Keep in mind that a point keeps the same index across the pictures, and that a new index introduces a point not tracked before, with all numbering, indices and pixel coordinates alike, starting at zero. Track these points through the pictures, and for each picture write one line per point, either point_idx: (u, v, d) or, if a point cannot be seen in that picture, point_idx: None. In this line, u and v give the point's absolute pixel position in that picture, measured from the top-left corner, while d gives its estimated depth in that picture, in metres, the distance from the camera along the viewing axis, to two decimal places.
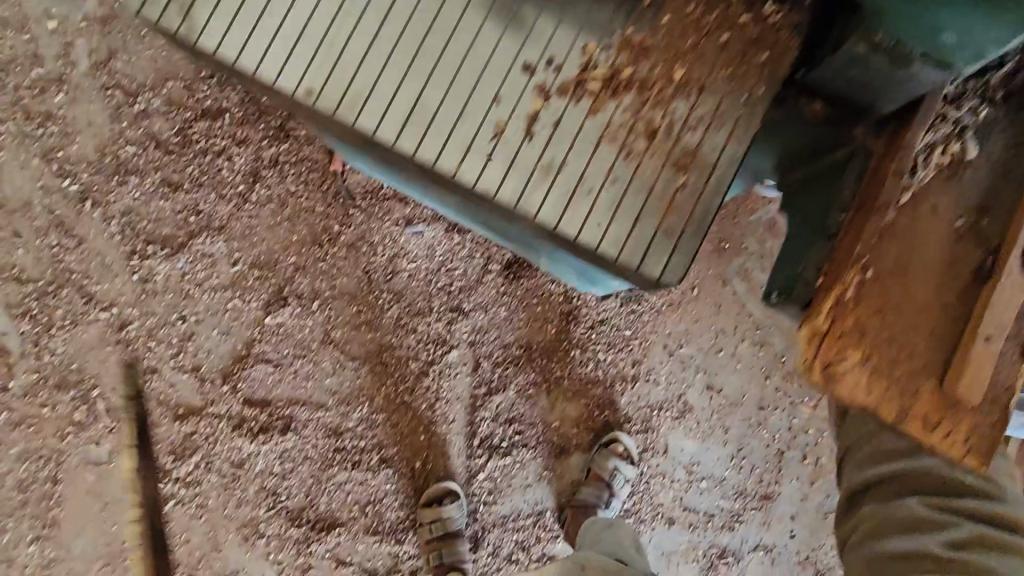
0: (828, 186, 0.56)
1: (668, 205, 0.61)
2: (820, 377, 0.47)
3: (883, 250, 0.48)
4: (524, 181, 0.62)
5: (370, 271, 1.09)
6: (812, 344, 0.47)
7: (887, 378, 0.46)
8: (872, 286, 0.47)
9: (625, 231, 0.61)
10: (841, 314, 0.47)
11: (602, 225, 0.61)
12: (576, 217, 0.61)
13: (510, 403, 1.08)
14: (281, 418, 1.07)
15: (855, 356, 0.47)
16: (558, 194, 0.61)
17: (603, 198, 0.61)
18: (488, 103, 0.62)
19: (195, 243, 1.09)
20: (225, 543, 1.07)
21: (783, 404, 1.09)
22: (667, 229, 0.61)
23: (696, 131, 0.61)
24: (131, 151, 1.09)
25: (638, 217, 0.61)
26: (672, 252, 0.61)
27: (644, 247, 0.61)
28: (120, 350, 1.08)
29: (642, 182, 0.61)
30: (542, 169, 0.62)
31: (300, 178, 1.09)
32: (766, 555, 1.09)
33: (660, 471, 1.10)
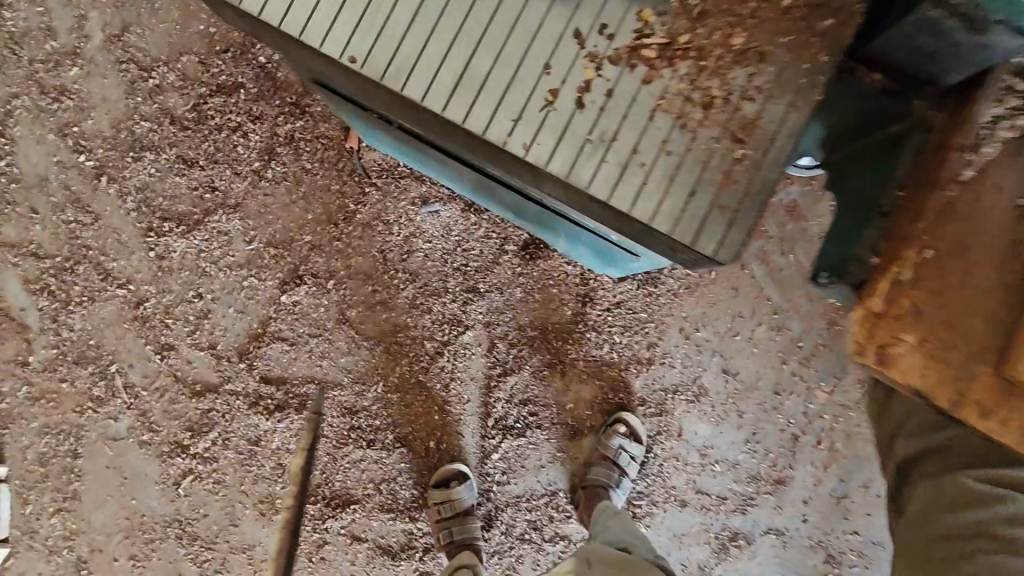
0: (881, 164, 0.52)
1: (730, 177, 0.46)
2: (876, 359, 0.49)
3: (937, 235, 0.50)
4: (561, 151, 0.48)
5: (385, 251, 1.08)
6: (865, 327, 0.50)
7: (945, 360, 0.46)
8: (929, 268, 0.49)
9: (687, 208, 0.46)
10: (899, 295, 0.49)
11: (656, 204, 0.47)
12: (624, 194, 0.47)
13: (524, 384, 1.08)
14: (297, 396, 1.08)
15: (910, 337, 0.48)
16: (608, 168, 0.47)
17: (659, 172, 0.47)
18: (522, 60, 0.48)
19: (211, 220, 1.08)
20: (242, 518, 1.08)
21: (800, 388, 1.08)
22: (729, 207, 0.46)
23: (757, 99, 0.47)
24: (146, 127, 1.09)
25: (695, 194, 0.46)
26: (742, 233, 0.46)
27: (704, 228, 0.46)
28: (137, 327, 1.09)
29: (702, 154, 0.47)
30: (585, 141, 0.48)
31: (315, 155, 1.08)
32: (777, 538, 1.09)
33: (672, 454, 1.10)
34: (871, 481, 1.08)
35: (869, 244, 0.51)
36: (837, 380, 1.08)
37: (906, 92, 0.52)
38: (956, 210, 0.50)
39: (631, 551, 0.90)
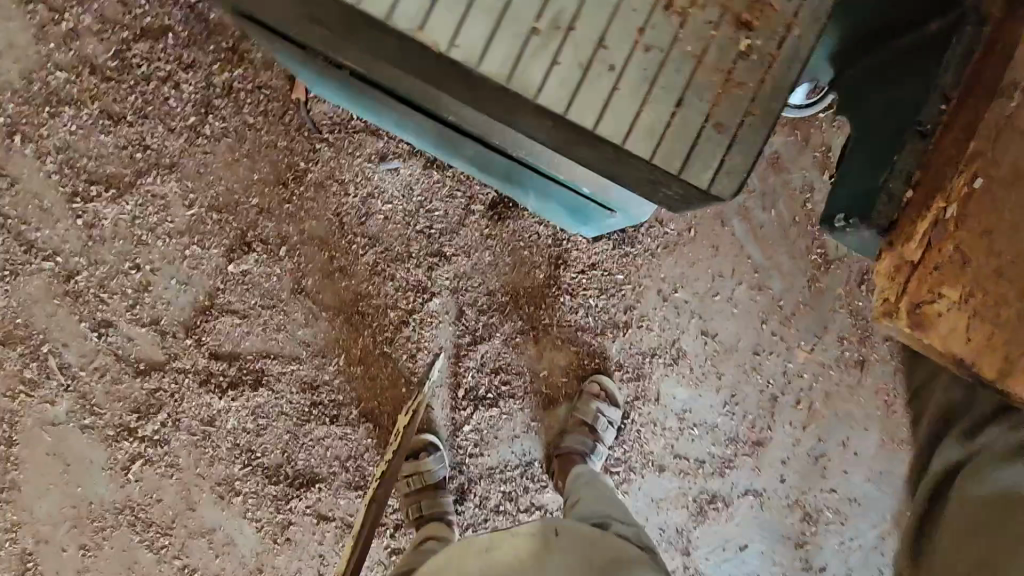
0: (921, 66, 0.44)
1: (725, 79, 0.41)
2: (908, 324, 0.40)
3: (999, 156, 0.39)
4: (505, 40, 0.40)
5: (341, 213, 1.00)
6: (893, 281, 0.41)
7: (992, 318, 0.38)
8: (982, 197, 0.39)
9: (663, 120, 0.41)
10: (938, 243, 0.40)
11: (628, 111, 0.41)
12: (586, 101, 0.41)
13: (496, 352, 1.03)
14: (252, 372, 1.00)
15: (952, 294, 0.39)
16: (561, 63, 0.40)
17: (632, 75, 0.41)
18: None
19: (144, 182, 0.98)
20: (200, 502, 1.02)
21: (779, 348, 1.05)
22: (718, 120, 0.41)
23: None
24: (62, 78, 0.96)
25: (680, 99, 0.41)
26: (729, 148, 0.41)
27: (688, 144, 0.41)
28: (69, 303, 0.99)
29: (686, 47, 0.41)
30: (534, 24, 0.40)
31: (258, 108, 0.98)
32: (755, 499, 1.07)
33: (649, 419, 1.06)
34: (849, 439, 1.06)
35: (902, 174, 0.42)
36: (818, 339, 1.04)
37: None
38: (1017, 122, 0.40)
39: (608, 522, 0.85)
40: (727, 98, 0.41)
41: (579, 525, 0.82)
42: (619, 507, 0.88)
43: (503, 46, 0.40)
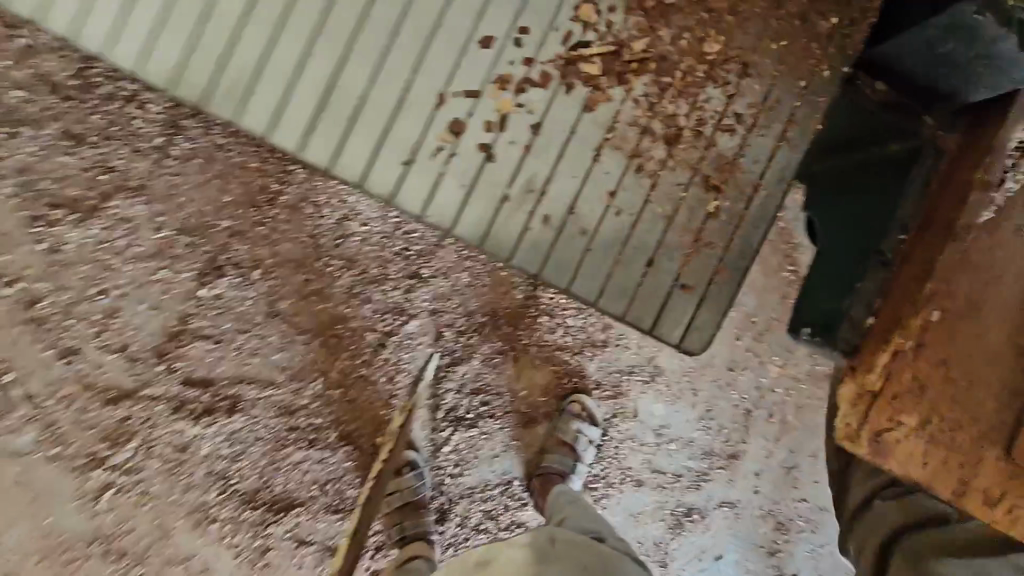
0: (888, 187, 0.56)
1: (697, 239, 0.65)
2: (871, 450, 0.42)
3: (954, 287, 0.44)
4: (493, 213, 0.64)
5: (316, 235, 0.98)
6: (858, 411, 0.43)
7: (947, 443, 0.42)
8: (937, 331, 0.44)
9: (637, 280, 0.65)
10: (897, 368, 0.43)
11: (602, 274, 0.64)
12: (568, 266, 0.64)
13: (475, 372, 1.03)
14: (227, 398, 0.99)
15: (911, 421, 0.42)
16: (539, 235, 0.64)
17: (607, 237, 0.65)
18: (440, 115, 0.65)
19: (109, 205, 0.95)
20: (174, 529, 1.00)
21: (753, 364, 1.07)
22: (686, 284, 0.64)
23: (734, 129, 0.66)
24: (19, 96, 0.92)
25: (649, 261, 0.65)
26: (697, 304, 0.64)
27: (657, 305, 0.64)
28: (31, 330, 0.96)
29: (658, 207, 0.66)
30: (517, 200, 0.65)
31: (228, 129, 0.96)
32: (730, 510, 1.10)
33: (628, 435, 1.08)
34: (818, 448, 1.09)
35: (863, 301, 0.53)
36: (790, 353, 1.07)
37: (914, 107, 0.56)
38: (971, 259, 0.44)
39: (598, 535, 0.86)
40: (693, 259, 0.65)
41: (571, 534, 0.83)
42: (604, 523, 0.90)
43: (481, 216, 0.64)
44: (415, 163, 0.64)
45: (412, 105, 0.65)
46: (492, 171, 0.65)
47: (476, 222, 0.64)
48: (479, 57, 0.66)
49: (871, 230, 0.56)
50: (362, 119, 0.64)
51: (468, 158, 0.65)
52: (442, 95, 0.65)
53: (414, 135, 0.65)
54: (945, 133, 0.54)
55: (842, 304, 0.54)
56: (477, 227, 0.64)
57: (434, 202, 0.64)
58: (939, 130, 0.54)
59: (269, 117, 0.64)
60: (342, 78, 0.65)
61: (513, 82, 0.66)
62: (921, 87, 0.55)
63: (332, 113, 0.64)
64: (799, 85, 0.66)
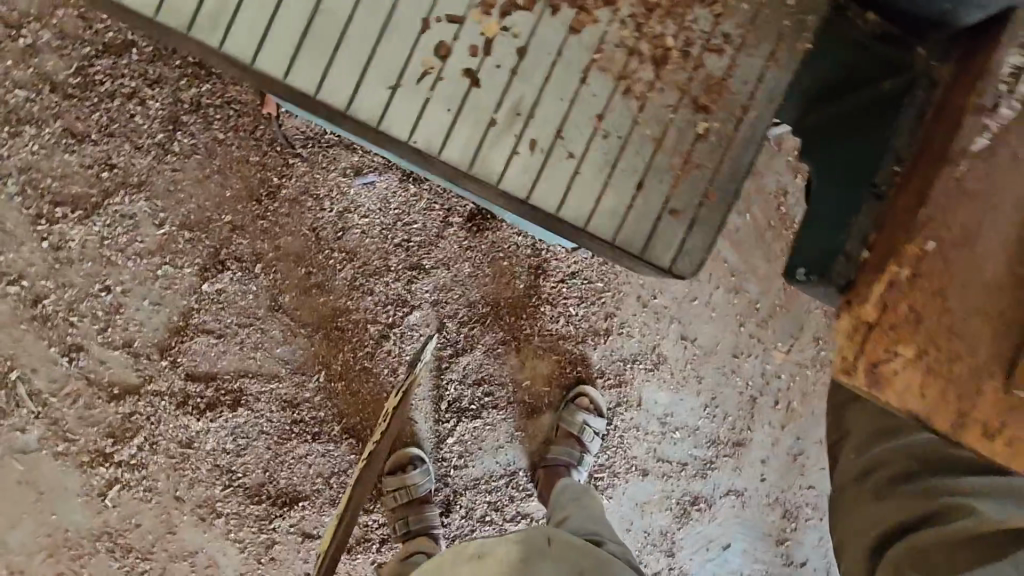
0: (876, 125, 0.51)
1: (687, 162, 0.53)
2: (867, 382, 0.39)
3: (946, 217, 0.40)
4: (479, 135, 0.53)
5: (317, 229, 0.98)
6: (853, 341, 0.39)
7: (945, 375, 0.38)
8: (935, 262, 0.39)
9: (624, 204, 0.53)
10: (894, 301, 0.39)
11: (590, 199, 0.53)
12: (553, 188, 0.53)
13: (478, 362, 1.03)
14: (230, 392, 0.99)
15: (907, 351, 0.39)
16: (527, 157, 0.53)
17: (593, 157, 0.53)
18: (414, 27, 0.52)
19: (111, 202, 0.95)
20: (179, 524, 1.00)
21: (757, 350, 1.06)
22: (676, 208, 0.53)
23: (724, 51, 0.53)
24: (21, 95, 0.93)
25: (642, 183, 0.53)
26: (689, 231, 0.53)
27: (649, 234, 0.53)
28: (36, 327, 0.96)
29: (649, 130, 0.53)
30: (505, 120, 0.53)
31: (228, 124, 0.96)
32: (736, 499, 1.09)
33: (632, 425, 1.07)
34: (825, 435, 1.08)
35: (859, 233, 0.48)
36: (794, 339, 1.06)
37: (908, 40, 0.52)
38: (968, 185, 0.40)
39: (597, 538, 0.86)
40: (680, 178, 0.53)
41: (569, 535, 0.82)
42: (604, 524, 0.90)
43: (464, 138, 0.52)
44: (394, 84, 0.52)
45: (390, 20, 0.52)
46: (479, 96, 0.53)
47: (458, 150, 0.52)
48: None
49: (869, 163, 0.50)
50: (321, 25, 0.52)
51: (452, 81, 0.52)
52: (426, 17, 0.52)
53: (391, 54, 0.52)
54: (939, 64, 0.50)
55: (836, 240, 0.48)
56: (460, 155, 0.52)
57: (417, 127, 0.52)
58: (931, 60, 0.51)
59: (217, 26, 0.52)
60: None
61: (500, 2, 0.52)
62: (912, 17, 0.50)
63: (292, 27, 0.52)
64: (789, 4, 0.53)
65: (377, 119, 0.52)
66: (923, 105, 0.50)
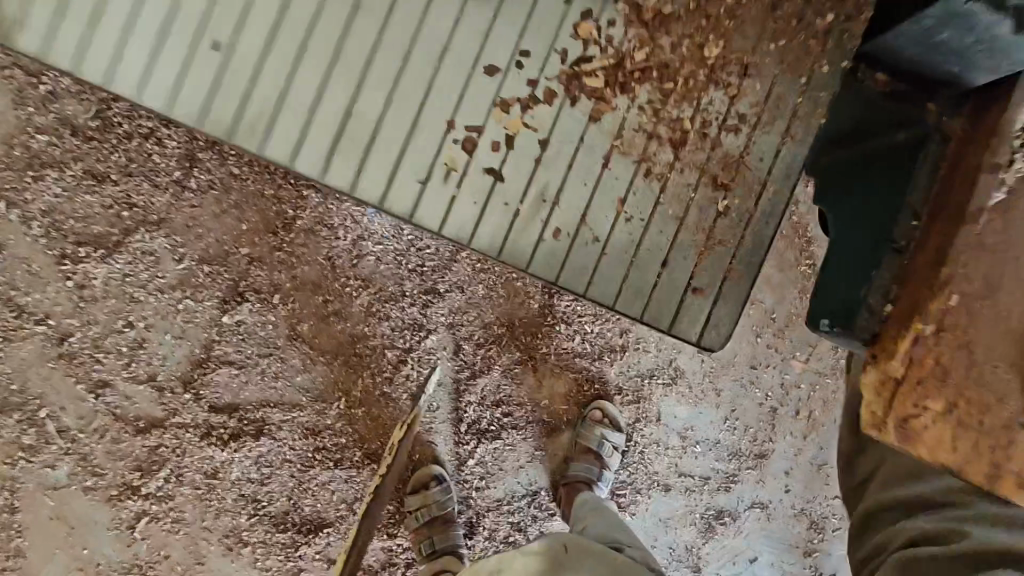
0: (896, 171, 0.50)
1: (706, 239, 0.59)
2: (896, 438, 0.40)
3: (968, 269, 0.40)
4: (508, 224, 0.58)
5: (333, 258, 1.00)
6: (880, 395, 0.41)
7: (979, 430, 0.37)
8: (959, 313, 0.39)
9: (651, 282, 0.59)
10: (920, 350, 0.40)
11: (618, 279, 0.58)
12: (581, 273, 0.58)
13: (496, 384, 1.03)
14: (253, 422, 1.00)
15: (937, 405, 0.38)
16: (554, 245, 0.58)
17: (618, 242, 0.58)
18: (443, 129, 0.57)
19: (133, 240, 0.98)
20: (208, 555, 1.02)
21: (775, 361, 1.06)
22: (699, 285, 0.59)
23: (739, 131, 0.59)
24: (44, 140, 0.96)
25: (665, 262, 0.59)
26: (713, 306, 0.59)
27: (674, 310, 0.59)
28: (63, 365, 0.98)
29: (669, 211, 0.59)
30: (531, 208, 0.58)
31: (243, 158, 0.98)
32: (762, 512, 1.08)
33: (653, 440, 1.07)
34: None
35: (879, 289, 0.47)
36: (812, 349, 1.06)
37: (917, 97, 0.50)
38: (991, 240, 0.39)
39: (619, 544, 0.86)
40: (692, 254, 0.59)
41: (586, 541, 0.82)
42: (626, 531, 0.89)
43: (496, 228, 0.58)
44: (424, 179, 0.57)
45: (418, 124, 0.57)
46: (504, 190, 0.58)
47: (489, 237, 0.57)
48: (487, 78, 0.57)
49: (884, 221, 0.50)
50: (360, 132, 0.57)
51: (479, 174, 0.58)
52: (452, 119, 0.57)
53: (420, 152, 0.57)
54: (950, 118, 0.48)
55: (858, 293, 0.49)
56: (489, 242, 0.57)
57: (451, 218, 0.57)
58: (943, 114, 0.49)
59: (261, 132, 0.56)
60: (341, 93, 0.56)
61: (520, 101, 0.58)
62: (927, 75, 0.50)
63: (329, 131, 0.56)
64: (800, 83, 0.59)
65: (413, 212, 0.57)
66: (936, 162, 0.48)
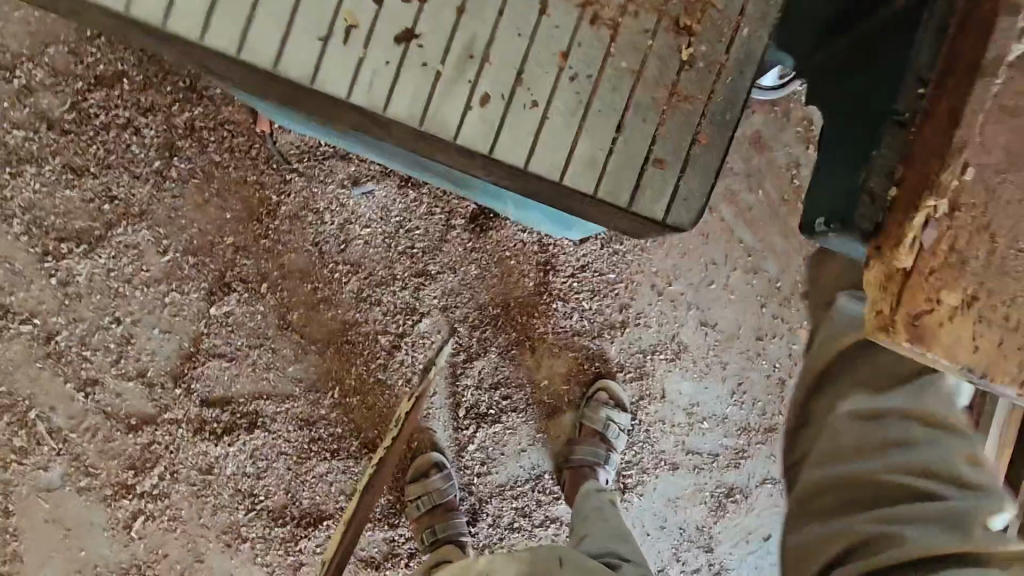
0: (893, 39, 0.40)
1: (671, 94, 0.45)
2: (909, 338, 0.33)
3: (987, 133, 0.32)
4: (425, 90, 0.45)
5: (320, 243, 0.97)
6: (887, 291, 0.34)
7: (999, 323, 0.32)
8: (974, 189, 0.32)
9: (606, 145, 0.45)
10: (932, 236, 0.33)
11: (564, 148, 0.45)
12: (518, 145, 0.45)
13: (493, 366, 1.00)
14: (246, 415, 0.98)
15: (953, 298, 0.32)
16: (487, 111, 0.44)
17: (563, 105, 0.45)
18: None
19: (115, 234, 0.95)
20: (207, 552, 1.00)
21: (781, 331, 1.02)
22: (661, 155, 0.45)
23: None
24: (20, 136, 0.94)
25: (619, 129, 0.45)
26: (679, 177, 0.45)
27: (633, 185, 0.45)
28: (51, 364, 0.96)
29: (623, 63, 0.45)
30: (455, 66, 0.44)
31: (223, 145, 0.95)
32: (774, 487, 1.05)
33: (658, 418, 1.04)
34: None
35: (883, 170, 0.37)
36: None
37: None
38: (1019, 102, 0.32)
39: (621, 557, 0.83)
40: (633, 116, 0.45)
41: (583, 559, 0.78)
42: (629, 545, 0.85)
43: (413, 96, 0.45)
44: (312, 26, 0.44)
45: None
46: (417, 47, 0.44)
47: (404, 109, 0.45)
48: None
49: (879, 111, 0.39)
50: None
51: (381, 22, 0.44)
52: None
53: None
54: None
55: (856, 179, 0.38)
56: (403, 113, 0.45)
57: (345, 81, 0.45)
58: None
59: None
60: None
61: None
62: None
63: None
64: None
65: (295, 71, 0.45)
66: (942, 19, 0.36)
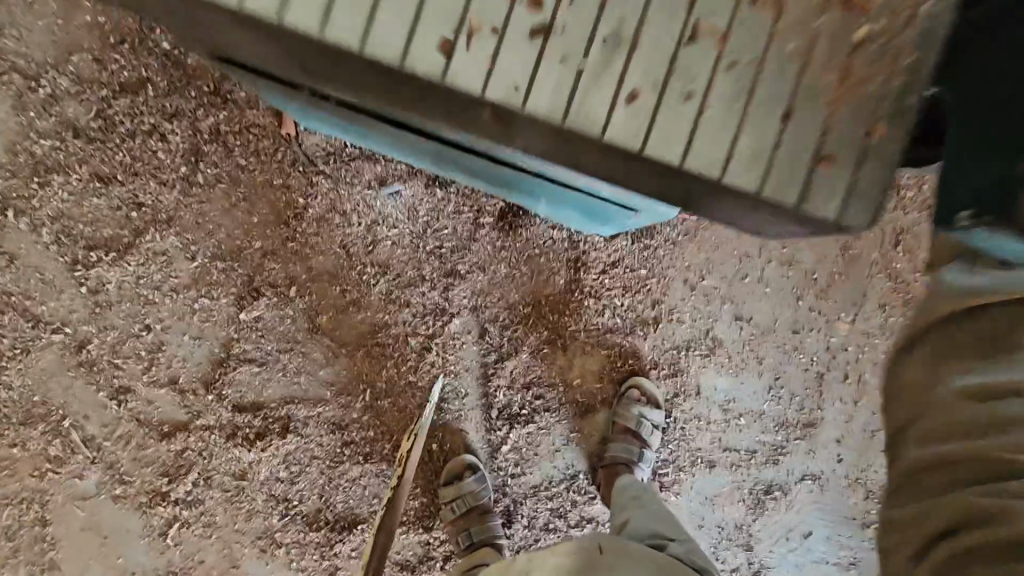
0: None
1: (843, 78, 0.39)
2: None
3: None
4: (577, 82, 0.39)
5: (347, 245, 0.96)
6: None
7: None
8: None
9: (772, 140, 0.39)
10: None
11: (723, 142, 0.39)
12: (676, 140, 0.39)
13: (525, 366, 0.99)
14: (278, 420, 0.97)
15: None
16: (645, 108, 0.39)
17: (725, 93, 0.39)
18: None
19: (143, 241, 0.95)
20: (242, 558, 0.99)
21: (819, 323, 1.00)
22: (826, 151, 0.39)
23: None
24: (47, 145, 0.93)
25: (785, 118, 0.39)
26: (855, 169, 0.39)
27: (801, 185, 0.39)
28: (83, 373, 0.96)
29: (786, 47, 0.39)
30: (607, 58, 0.39)
31: (248, 149, 0.95)
32: (814, 484, 1.02)
33: (693, 415, 1.02)
34: None
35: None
36: (858, 308, 1.00)
37: None
38: None
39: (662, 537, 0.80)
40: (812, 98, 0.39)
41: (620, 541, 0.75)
42: (669, 525, 0.82)
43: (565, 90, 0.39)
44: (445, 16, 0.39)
45: None
46: (566, 41, 0.39)
47: (551, 104, 0.39)
48: None
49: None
50: None
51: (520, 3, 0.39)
52: None
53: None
54: None
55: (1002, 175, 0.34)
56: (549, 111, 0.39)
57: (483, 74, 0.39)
58: None
59: None
60: None
61: None
62: None
63: None
64: None
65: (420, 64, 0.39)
66: None
